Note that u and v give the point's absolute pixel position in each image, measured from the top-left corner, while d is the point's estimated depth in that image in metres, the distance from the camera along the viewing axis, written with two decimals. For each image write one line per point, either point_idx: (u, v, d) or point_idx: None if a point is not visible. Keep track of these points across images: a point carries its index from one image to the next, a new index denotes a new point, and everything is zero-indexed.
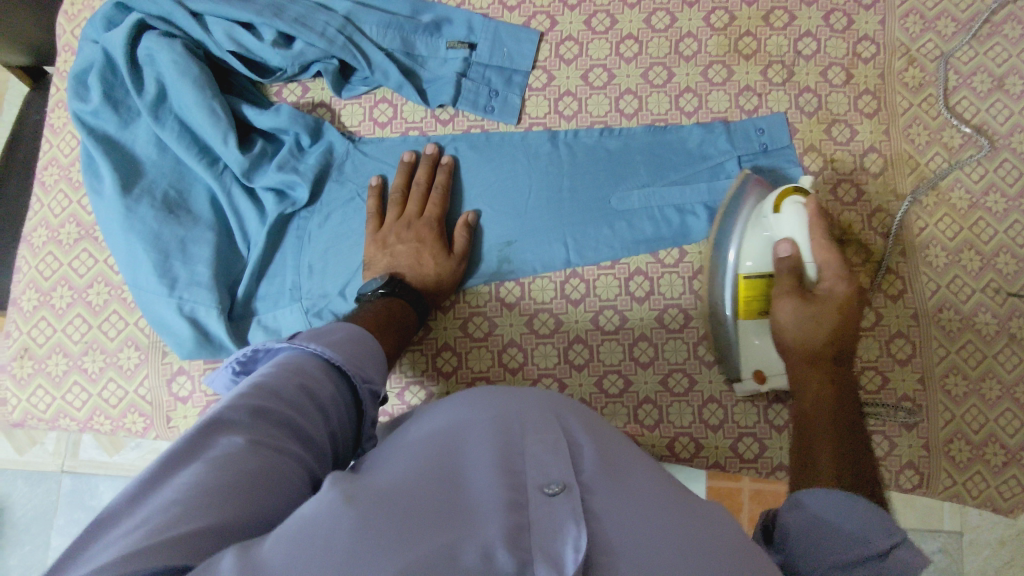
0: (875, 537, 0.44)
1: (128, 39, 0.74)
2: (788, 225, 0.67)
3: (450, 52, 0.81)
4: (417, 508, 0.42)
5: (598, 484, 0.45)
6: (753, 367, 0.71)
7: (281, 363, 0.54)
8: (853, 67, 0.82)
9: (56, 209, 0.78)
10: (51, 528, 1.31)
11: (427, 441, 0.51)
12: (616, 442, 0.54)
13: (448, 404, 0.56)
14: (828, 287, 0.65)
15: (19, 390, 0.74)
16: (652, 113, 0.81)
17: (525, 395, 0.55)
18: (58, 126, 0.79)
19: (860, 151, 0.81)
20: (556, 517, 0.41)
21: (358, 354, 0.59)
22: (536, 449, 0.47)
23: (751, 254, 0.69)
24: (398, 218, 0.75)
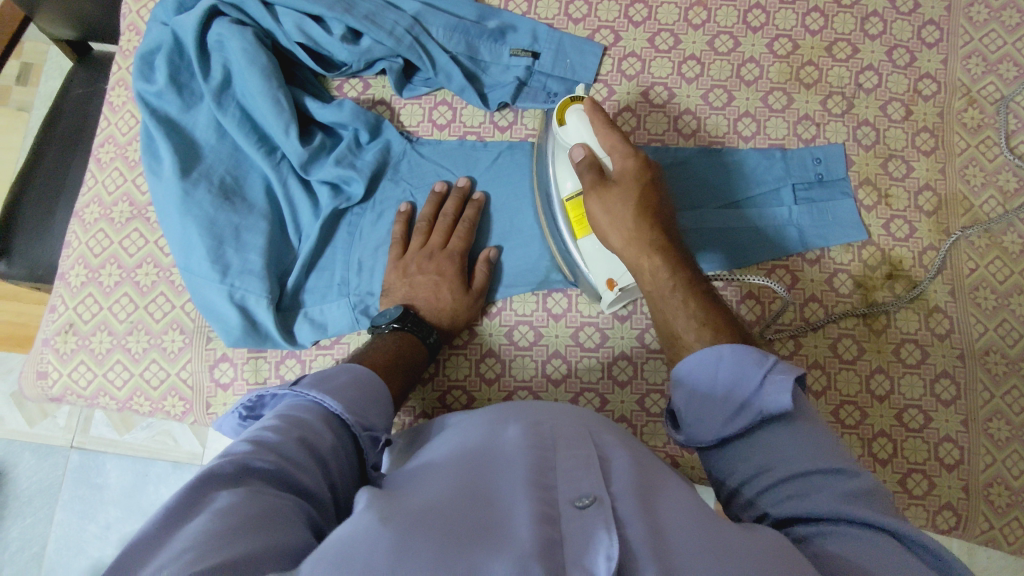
0: (747, 376, 0.52)
1: (199, 24, 0.74)
2: (571, 134, 0.67)
3: (512, 59, 0.81)
4: (449, 525, 0.42)
5: (631, 498, 0.46)
6: (603, 275, 0.69)
7: (282, 414, 0.52)
8: (913, 103, 0.82)
9: (110, 186, 0.78)
10: (56, 501, 1.30)
11: (457, 461, 0.51)
12: (650, 458, 0.54)
13: (483, 419, 0.57)
14: (620, 171, 0.65)
15: (61, 364, 0.74)
16: (710, 134, 0.81)
17: (557, 414, 0.56)
18: (117, 104, 0.80)
19: (915, 188, 0.81)
20: (589, 527, 0.42)
21: (362, 400, 0.56)
22: (567, 464, 0.48)
23: (564, 174, 0.69)
24: (421, 248, 0.74)
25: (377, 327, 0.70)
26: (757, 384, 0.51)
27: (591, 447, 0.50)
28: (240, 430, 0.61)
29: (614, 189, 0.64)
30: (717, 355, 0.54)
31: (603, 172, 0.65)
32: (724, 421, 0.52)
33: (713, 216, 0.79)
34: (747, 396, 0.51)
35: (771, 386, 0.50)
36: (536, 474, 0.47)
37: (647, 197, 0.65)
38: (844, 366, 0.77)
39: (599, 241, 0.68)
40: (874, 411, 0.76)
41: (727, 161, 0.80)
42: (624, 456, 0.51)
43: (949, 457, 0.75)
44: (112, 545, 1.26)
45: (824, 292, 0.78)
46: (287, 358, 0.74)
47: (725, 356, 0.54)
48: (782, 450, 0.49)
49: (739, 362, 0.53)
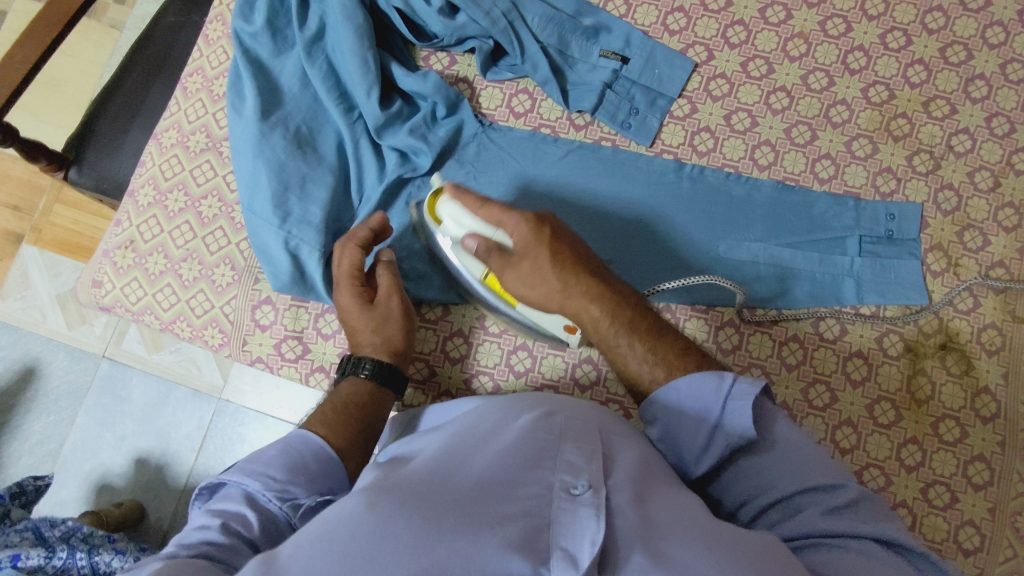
0: (709, 413, 0.55)
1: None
2: (451, 225, 0.70)
3: (601, 60, 0.81)
4: (446, 494, 0.45)
5: (626, 495, 0.48)
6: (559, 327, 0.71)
7: (211, 509, 0.52)
8: (1003, 175, 0.79)
9: (191, 115, 0.80)
10: (79, 406, 1.34)
11: (466, 432, 0.53)
12: (653, 455, 0.56)
13: (503, 398, 0.59)
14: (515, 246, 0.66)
15: (114, 277, 0.77)
16: (785, 169, 0.80)
17: (575, 405, 0.58)
18: (212, 38, 0.82)
19: (987, 263, 0.78)
20: (577, 518, 0.44)
21: (289, 471, 0.54)
22: (570, 453, 0.50)
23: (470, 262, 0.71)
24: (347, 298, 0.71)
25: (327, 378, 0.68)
26: (721, 422, 0.54)
27: (597, 440, 0.52)
28: None
29: (515, 265, 0.66)
30: (684, 389, 0.56)
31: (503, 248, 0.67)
32: (700, 452, 0.55)
33: (773, 253, 0.77)
34: (717, 434, 0.55)
35: (732, 420, 0.54)
36: (539, 457, 0.49)
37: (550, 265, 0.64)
38: (877, 428, 0.75)
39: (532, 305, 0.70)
40: (899, 480, 0.74)
41: (798, 200, 0.79)
42: (628, 453, 0.53)
43: (969, 542, 0.72)
44: (124, 457, 1.30)
45: (871, 350, 0.77)
46: (327, 312, 0.75)
47: (686, 385, 0.57)
48: (768, 474, 0.53)
49: (703, 390, 0.56)
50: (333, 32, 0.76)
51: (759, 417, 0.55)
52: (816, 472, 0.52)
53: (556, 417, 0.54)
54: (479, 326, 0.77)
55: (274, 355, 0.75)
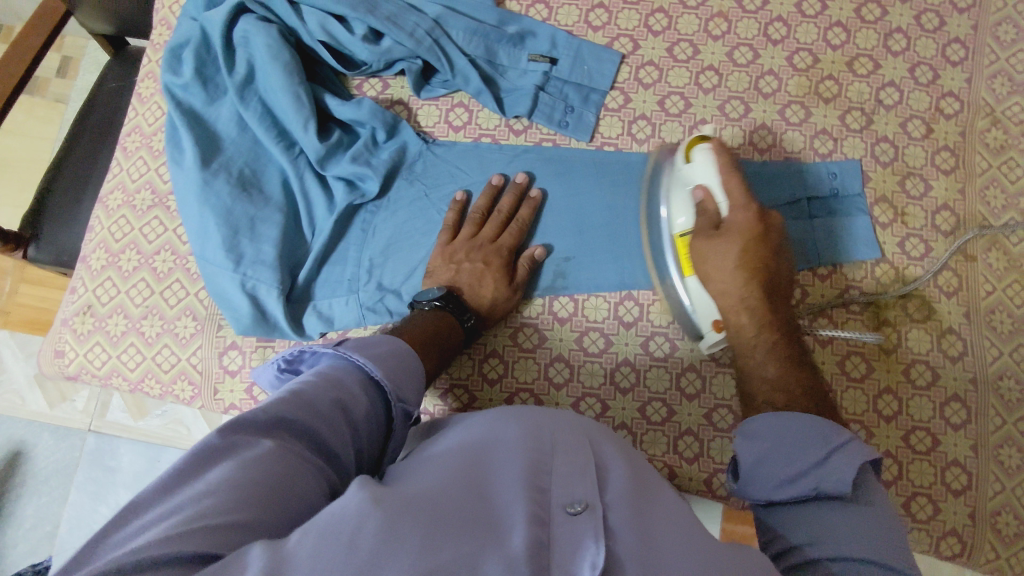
0: (814, 448, 0.53)
1: (225, 21, 0.77)
2: (698, 172, 0.68)
3: (530, 65, 0.82)
4: (444, 512, 0.44)
5: (623, 510, 0.47)
6: (709, 317, 0.69)
7: (322, 372, 0.54)
8: (934, 121, 0.81)
9: (134, 174, 0.80)
10: (70, 483, 1.33)
11: (455, 452, 0.52)
12: (640, 465, 0.56)
13: (490, 415, 0.58)
14: (728, 219, 0.65)
15: (76, 344, 0.76)
16: (725, 145, 0.81)
17: (561, 418, 0.57)
18: (145, 95, 0.82)
19: (932, 208, 0.79)
20: (577, 537, 0.43)
21: (399, 370, 0.58)
22: (564, 468, 0.49)
23: (679, 209, 0.69)
24: (469, 238, 0.75)
25: (419, 304, 0.71)
26: (822, 459, 0.52)
27: (590, 453, 0.51)
28: (273, 383, 0.63)
29: (716, 239, 0.65)
30: (794, 428, 0.55)
31: (715, 219, 0.66)
32: (780, 482, 0.54)
33: None
34: (805, 469, 0.53)
35: (843, 459, 0.52)
36: (533, 472, 0.49)
37: (744, 246, 0.64)
38: (851, 383, 0.76)
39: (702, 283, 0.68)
40: (880, 431, 0.75)
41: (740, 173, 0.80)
42: (619, 464, 0.52)
43: (957, 482, 0.73)
44: None
45: (833, 308, 0.78)
46: (295, 348, 0.76)
47: (802, 423, 0.55)
48: (834, 525, 0.49)
49: (813, 434, 0.54)
50: (263, 72, 0.77)
51: (861, 486, 0.51)
52: (887, 549, 0.47)
53: (547, 431, 0.53)
54: None
55: (247, 399, 0.75)
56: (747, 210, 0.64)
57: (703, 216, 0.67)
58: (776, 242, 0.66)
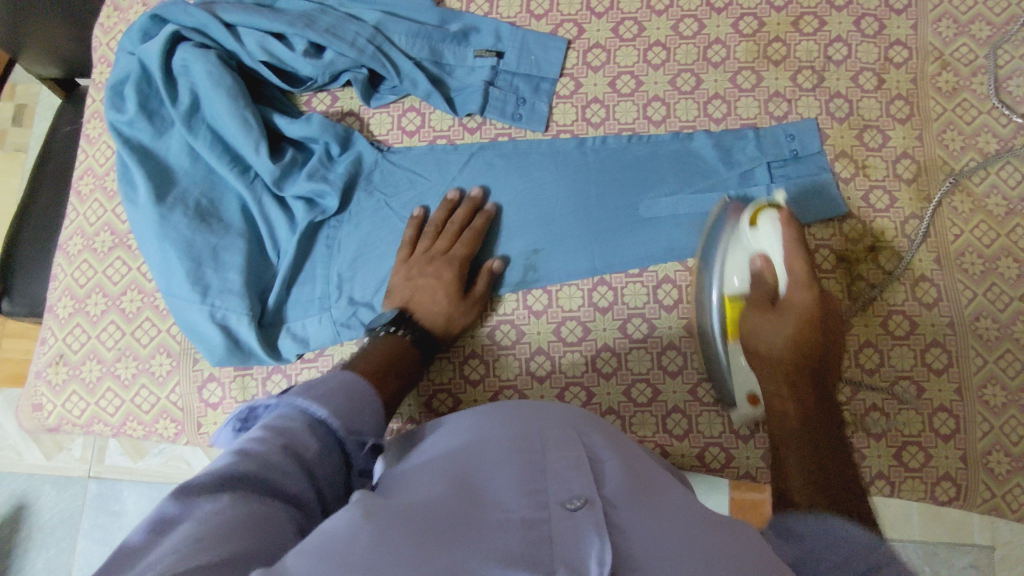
0: (864, 546, 0.46)
1: (162, 53, 0.76)
2: (765, 240, 0.67)
3: (477, 61, 0.82)
4: (443, 519, 0.44)
5: (620, 498, 0.47)
6: (746, 390, 0.70)
7: (270, 424, 0.51)
8: (885, 72, 0.81)
9: (91, 218, 0.79)
10: (78, 532, 1.31)
11: (448, 456, 0.52)
12: (633, 452, 0.56)
13: (480, 416, 0.58)
14: (789, 296, 0.64)
15: (54, 396, 0.75)
16: (680, 119, 0.81)
17: (550, 411, 0.57)
18: (93, 136, 0.81)
19: (892, 157, 0.79)
20: (575, 532, 0.43)
21: (351, 405, 0.55)
22: (558, 463, 0.49)
23: (734, 273, 0.69)
24: (426, 252, 0.74)
25: (373, 330, 0.70)
26: (877, 549, 0.45)
27: (582, 446, 0.51)
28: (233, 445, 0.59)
29: (774, 315, 0.65)
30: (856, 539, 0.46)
31: (773, 291, 0.66)
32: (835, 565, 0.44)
33: None
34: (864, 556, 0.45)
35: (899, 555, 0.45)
36: (527, 470, 0.49)
37: (794, 326, 0.63)
38: None
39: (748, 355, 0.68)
40: (864, 386, 0.75)
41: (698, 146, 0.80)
42: (612, 454, 0.53)
43: (945, 427, 0.74)
44: None
45: None
46: (274, 373, 0.75)
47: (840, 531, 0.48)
48: None
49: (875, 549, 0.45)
50: (207, 100, 0.76)
51: None
52: None
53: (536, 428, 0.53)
54: None
55: None
56: (806, 288, 0.63)
57: (761, 287, 0.67)
58: (827, 329, 0.65)
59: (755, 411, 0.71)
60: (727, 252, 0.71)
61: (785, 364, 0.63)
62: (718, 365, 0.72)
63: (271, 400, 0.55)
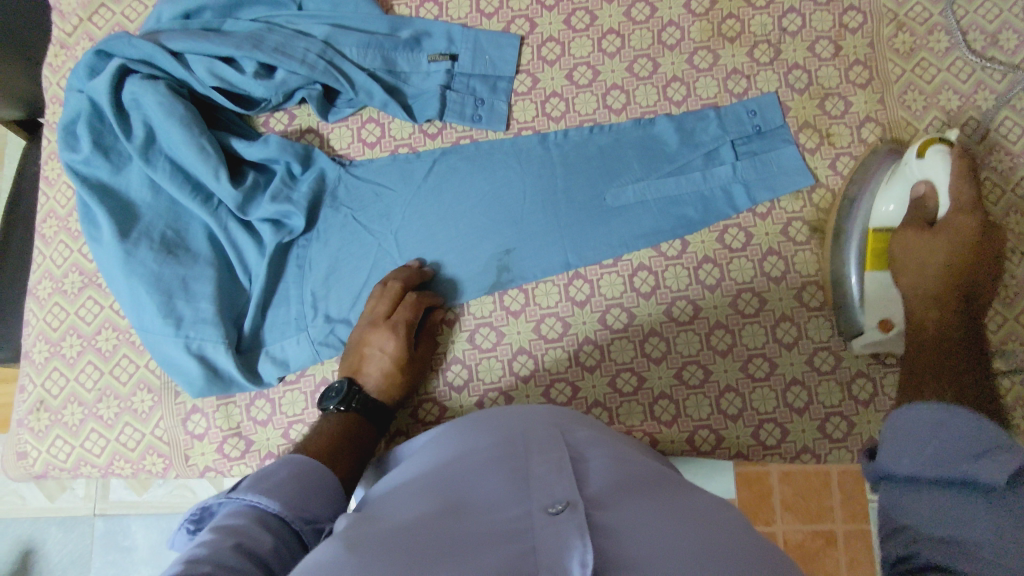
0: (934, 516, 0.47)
1: (110, 87, 0.75)
2: (931, 170, 0.67)
3: (432, 65, 0.81)
4: (425, 534, 0.43)
5: (607, 499, 0.46)
6: (878, 315, 0.70)
7: (217, 526, 0.46)
8: (841, 38, 0.80)
9: (58, 260, 0.78)
10: (89, 570, 1.29)
11: (433, 473, 0.52)
12: (624, 453, 0.55)
13: (465, 432, 0.57)
14: (948, 221, 0.66)
15: (38, 442, 0.75)
16: (640, 105, 0.80)
17: (536, 421, 0.57)
18: (53, 178, 0.81)
19: (856, 123, 0.78)
20: (563, 532, 0.41)
21: (306, 488, 0.52)
22: (542, 471, 0.48)
23: (890, 197, 0.71)
24: (368, 318, 0.73)
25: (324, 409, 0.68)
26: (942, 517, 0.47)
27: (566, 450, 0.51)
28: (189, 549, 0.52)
29: (927, 236, 0.66)
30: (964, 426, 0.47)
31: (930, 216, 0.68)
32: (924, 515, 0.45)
33: None
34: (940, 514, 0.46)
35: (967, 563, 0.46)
36: (512, 480, 0.48)
37: (957, 247, 0.65)
38: (812, 313, 0.75)
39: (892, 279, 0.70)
40: None
41: None
42: (600, 457, 0.52)
43: None
44: None
45: (781, 244, 0.76)
46: (256, 399, 0.75)
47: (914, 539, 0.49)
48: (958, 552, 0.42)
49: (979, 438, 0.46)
50: (162, 130, 0.75)
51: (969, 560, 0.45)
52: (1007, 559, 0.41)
53: (521, 439, 0.53)
54: None
55: (220, 459, 0.74)
56: (967, 213, 0.65)
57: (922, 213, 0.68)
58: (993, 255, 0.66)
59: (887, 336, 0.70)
60: (881, 185, 0.73)
61: (934, 289, 0.65)
62: (851, 299, 0.72)
63: (223, 500, 0.50)
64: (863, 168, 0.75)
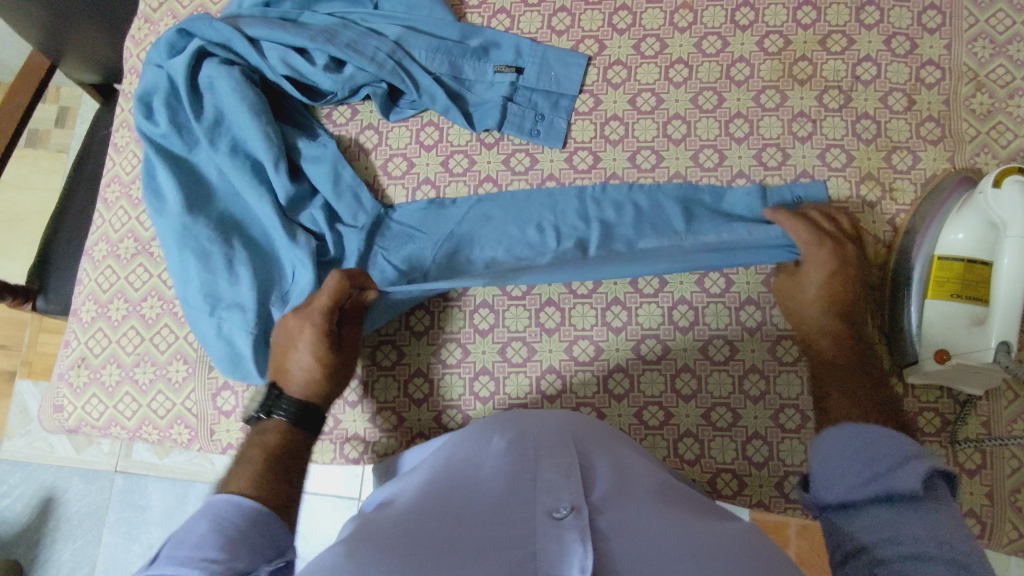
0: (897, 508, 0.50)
1: (187, 68, 0.77)
2: (1007, 203, 0.65)
3: (497, 76, 0.82)
4: (422, 542, 0.42)
5: (612, 512, 0.45)
6: (936, 345, 0.69)
7: None
8: (916, 92, 0.78)
9: (116, 224, 0.81)
10: (103, 525, 1.32)
11: (441, 471, 0.52)
12: (636, 463, 0.54)
13: (477, 431, 0.57)
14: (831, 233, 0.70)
15: (75, 398, 0.77)
16: (701, 138, 0.79)
17: (550, 422, 0.56)
18: (121, 145, 0.84)
19: (922, 180, 0.76)
20: (563, 541, 0.41)
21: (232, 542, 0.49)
22: (549, 475, 0.47)
23: (958, 224, 0.69)
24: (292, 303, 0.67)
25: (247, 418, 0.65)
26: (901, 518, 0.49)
27: (572, 453, 0.50)
28: None
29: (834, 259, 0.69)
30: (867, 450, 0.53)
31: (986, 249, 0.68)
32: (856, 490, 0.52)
33: None
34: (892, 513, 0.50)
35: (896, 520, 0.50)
36: (516, 487, 0.47)
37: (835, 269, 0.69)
38: None
39: (956, 307, 0.68)
40: None
41: (718, 166, 0.78)
42: (608, 464, 0.51)
43: (969, 462, 0.70)
44: None
45: None
46: None
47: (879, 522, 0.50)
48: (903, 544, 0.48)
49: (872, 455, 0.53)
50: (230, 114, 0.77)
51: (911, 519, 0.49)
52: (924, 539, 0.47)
53: (531, 441, 0.52)
54: (436, 361, 0.77)
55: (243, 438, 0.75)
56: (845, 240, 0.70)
57: (991, 240, 0.67)
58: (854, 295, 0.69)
59: (944, 368, 0.68)
60: (953, 212, 0.71)
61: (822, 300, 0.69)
62: (909, 320, 0.71)
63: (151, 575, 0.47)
64: (935, 193, 0.74)
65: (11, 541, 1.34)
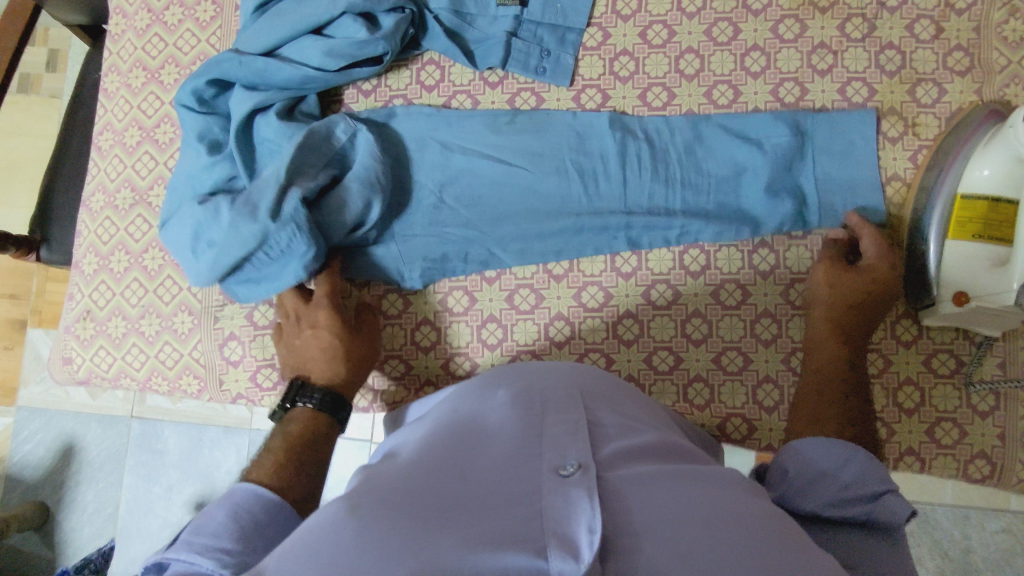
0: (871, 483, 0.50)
1: (247, 113, 0.72)
2: None
3: (500, 9, 0.77)
4: (427, 499, 0.40)
5: (619, 469, 0.43)
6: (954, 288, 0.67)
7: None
8: (944, 19, 0.73)
9: (112, 174, 0.79)
10: (124, 468, 1.32)
11: (446, 426, 0.50)
12: (642, 419, 0.52)
13: (477, 386, 0.56)
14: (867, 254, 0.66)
15: (82, 349, 0.77)
16: (714, 73, 0.75)
17: (555, 376, 0.54)
18: (112, 91, 0.82)
19: (947, 113, 0.72)
20: (572, 500, 0.39)
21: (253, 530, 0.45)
22: (555, 430, 0.46)
23: (981, 161, 0.66)
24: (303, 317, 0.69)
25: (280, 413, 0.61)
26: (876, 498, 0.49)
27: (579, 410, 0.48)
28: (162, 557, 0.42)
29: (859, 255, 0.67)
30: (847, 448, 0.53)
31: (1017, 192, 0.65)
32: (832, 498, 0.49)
33: None
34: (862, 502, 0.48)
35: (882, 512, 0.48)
36: (522, 442, 0.45)
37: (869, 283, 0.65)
38: None
39: (976, 249, 0.66)
40: (898, 358, 0.71)
41: (732, 102, 0.75)
42: (612, 419, 0.49)
43: (983, 404, 0.69)
44: (176, 506, 1.27)
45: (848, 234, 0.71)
46: None
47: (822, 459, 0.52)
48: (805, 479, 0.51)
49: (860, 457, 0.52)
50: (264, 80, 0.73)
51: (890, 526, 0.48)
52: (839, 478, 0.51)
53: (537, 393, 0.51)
54: (443, 309, 0.76)
55: (252, 387, 0.75)
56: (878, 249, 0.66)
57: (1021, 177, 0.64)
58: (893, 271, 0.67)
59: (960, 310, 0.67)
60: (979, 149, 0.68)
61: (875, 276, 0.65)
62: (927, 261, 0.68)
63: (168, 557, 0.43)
64: (960, 128, 0.70)
65: (36, 483, 1.37)
